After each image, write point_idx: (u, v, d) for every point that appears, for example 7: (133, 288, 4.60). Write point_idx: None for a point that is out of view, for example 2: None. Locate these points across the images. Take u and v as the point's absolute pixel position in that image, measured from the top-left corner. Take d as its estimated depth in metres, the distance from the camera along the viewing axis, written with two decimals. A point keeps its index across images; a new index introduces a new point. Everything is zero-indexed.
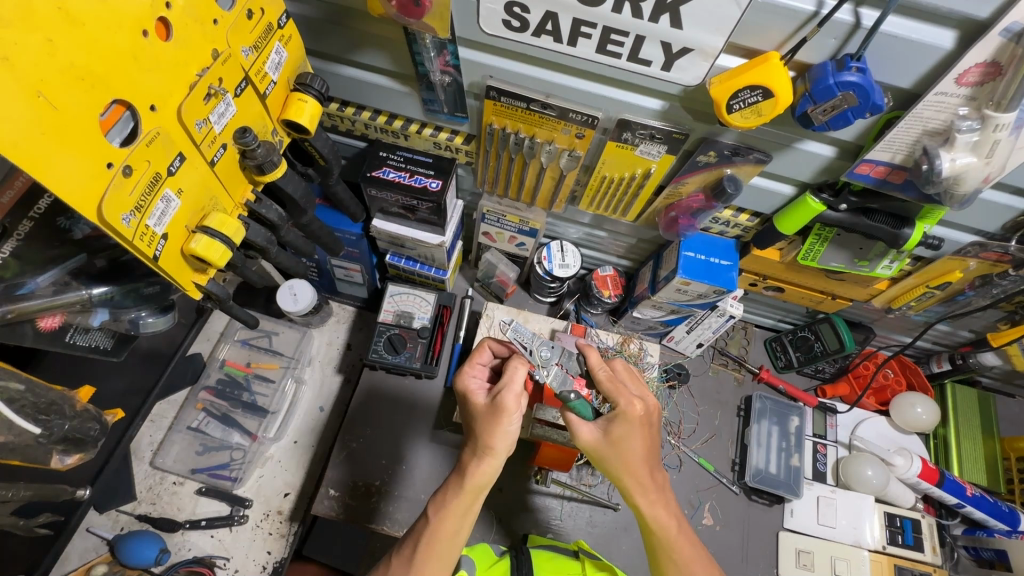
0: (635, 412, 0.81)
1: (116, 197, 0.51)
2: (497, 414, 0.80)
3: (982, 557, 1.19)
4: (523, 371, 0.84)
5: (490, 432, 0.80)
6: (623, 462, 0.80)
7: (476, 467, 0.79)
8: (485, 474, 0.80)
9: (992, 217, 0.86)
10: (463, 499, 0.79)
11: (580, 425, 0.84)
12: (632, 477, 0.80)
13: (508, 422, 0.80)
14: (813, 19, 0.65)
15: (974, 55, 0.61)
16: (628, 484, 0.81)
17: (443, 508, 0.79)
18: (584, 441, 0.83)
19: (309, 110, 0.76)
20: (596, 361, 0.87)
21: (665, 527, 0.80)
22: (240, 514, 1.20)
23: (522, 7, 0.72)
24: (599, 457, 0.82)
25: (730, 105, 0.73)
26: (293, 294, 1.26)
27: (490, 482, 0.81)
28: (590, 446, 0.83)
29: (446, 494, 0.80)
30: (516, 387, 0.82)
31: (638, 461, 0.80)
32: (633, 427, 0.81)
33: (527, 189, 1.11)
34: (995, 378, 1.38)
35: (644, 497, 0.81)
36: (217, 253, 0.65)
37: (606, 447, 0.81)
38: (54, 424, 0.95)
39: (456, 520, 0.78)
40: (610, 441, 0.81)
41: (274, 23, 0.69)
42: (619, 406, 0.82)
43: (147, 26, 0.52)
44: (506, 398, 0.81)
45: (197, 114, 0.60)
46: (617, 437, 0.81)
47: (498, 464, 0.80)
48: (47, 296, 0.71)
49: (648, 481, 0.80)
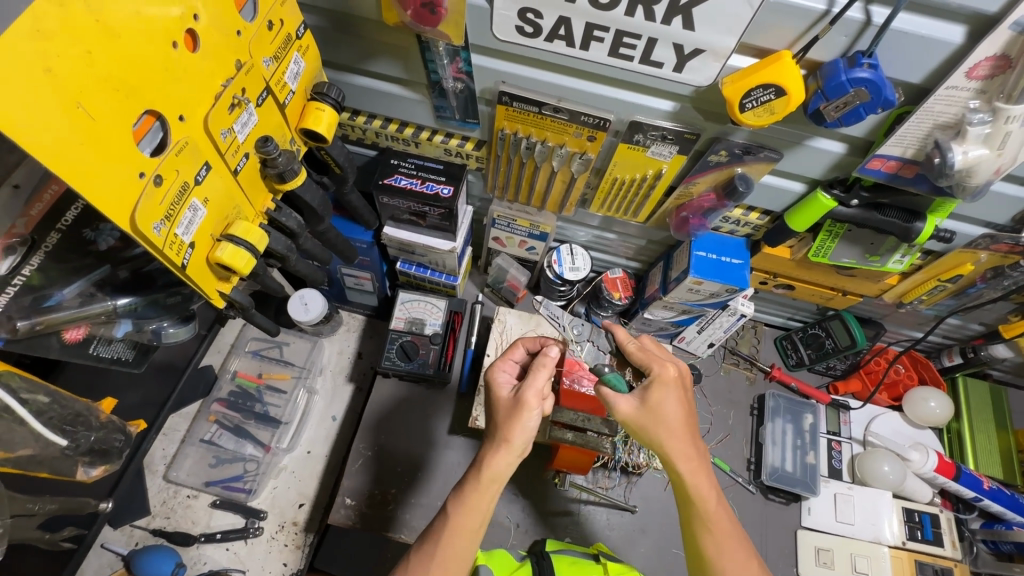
0: (670, 376, 0.83)
1: (148, 207, 0.52)
2: (519, 409, 0.82)
3: (1002, 550, 1.20)
4: (547, 370, 0.84)
5: (511, 425, 0.80)
6: (666, 429, 0.80)
7: (491, 460, 0.79)
8: (501, 467, 0.79)
9: (1003, 209, 0.86)
10: (480, 493, 0.79)
11: (617, 397, 0.83)
12: (674, 446, 0.80)
13: (528, 416, 0.81)
14: (824, 18, 0.66)
15: (984, 48, 0.62)
16: (670, 453, 0.80)
17: (462, 504, 0.78)
18: (624, 413, 0.83)
19: (327, 119, 0.77)
20: (624, 336, 0.91)
21: (706, 498, 0.79)
22: (256, 526, 1.20)
23: (536, 13, 0.73)
24: (639, 427, 0.82)
25: (742, 105, 0.74)
26: (305, 303, 1.27)
27: (506, 475, 0.80)
28: (630, 417, 0.82)
29: (463, 488, 0.80)
30: (539, 385, 0.83)
31: (680, 427, 0.80)
32: (670, 389, 0.82)
33: (537, 194, 1.12)
34: (1007, 370, 1.38)
35: (685, 467, 0.80)
36: (243, 261, 0.66)
37: (647, 415, 0.81)
38: (81, 435, 0.95)
39: (474, 515, 0.78)
40: (649, 408, 0.81)
41: (292, 34, 0.71)
42: (654, 372, 0.84)
43: (177, 37, 0.52)
44: (529, 394, 0.82)
45: (222, 124, 0.61)
46: (657, 402, 0.81)
47: (513, 457, 0.80)
48: (75, 307, 0.72)
49: (690, 450, 0.80)
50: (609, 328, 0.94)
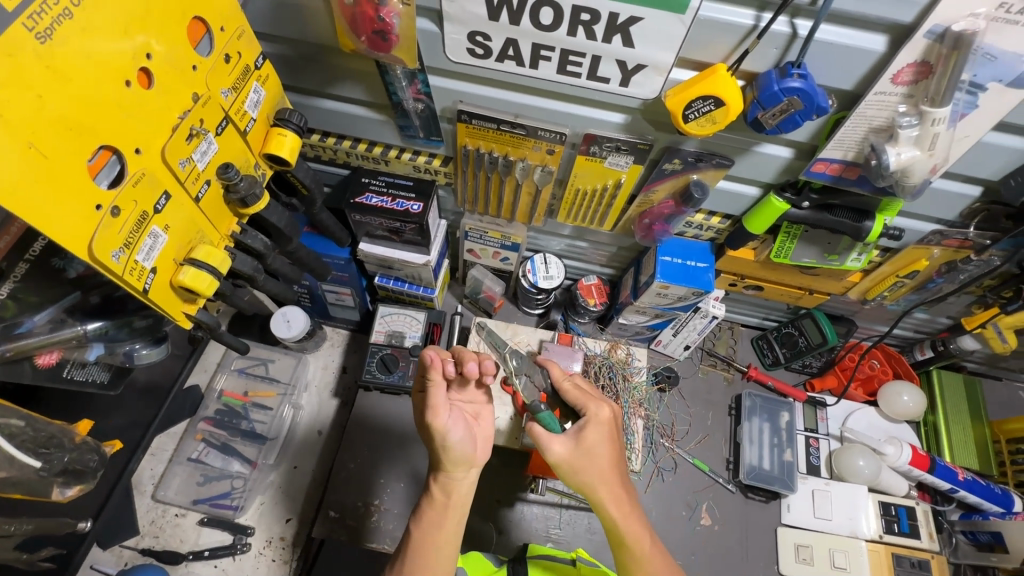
0: (605, 417, 0.87)
1: (106, 237, 0.55)
2: (430, 432, 0.82)
3: (980, 540, 1.20)
4: (441, 390, 0.82)
5: (434, 449, 0.83)
6: (599, 471, 0.84)
7: (444, 479, 0.85)
8: (457, 486, 0.85)
9: (949, 205, 0.89)
10: (442, 512, 0.84)
11: (551, 438, 0.85)
12: (606, 488, 0.84)
13: (441, 440, 0.82)
14: (753, 32, 0.69)
15: (905, 55, 0.66)
16: (602, 495, 0.84)
17: (423, 527, 0.83)
18: (558, 456, 0.85)
19: (289, 143, 0.81)
20: (559, 374, 0.93)
21: (639, 540, 0.83)
22: (243, 543, 1.21)
23: (483, 36, 0.76)
24: (572, 469, 0.85)
25: (686, 115, 0.77)
26: (287, 320, 1.29)
27: (465, 490, 0.86)
28: (564, 460, 0.84)
29: (421, 509, 0.86)
30: (438, 403, 0.82)
31: (611, 470, 0.85)
32: (604, 432, 0.86)
33: (506, 206, 1.15)
34: (980, 362, 1.41)
35: (616, 508, 0.84)
36: (205, 283, 0.69)
37: (580, 458, 0.84)
38: (54, 456, 0.97)
39: (440, 533, 0.82)
40: (583, 450, 0.84)
41: (251, 64, 0.74)
42: (588, 413, 0.87)
43: (130, 76, 0.56)
44: (433, 417, 0.81)
45: (180, 154, 0.64)
46: (591, 445, 0.85)
47: (464, 471, 0.85)
48: (44, 334, 0.75)
49: (620, 491, 0.85)
50: (544, 366, 0.95)
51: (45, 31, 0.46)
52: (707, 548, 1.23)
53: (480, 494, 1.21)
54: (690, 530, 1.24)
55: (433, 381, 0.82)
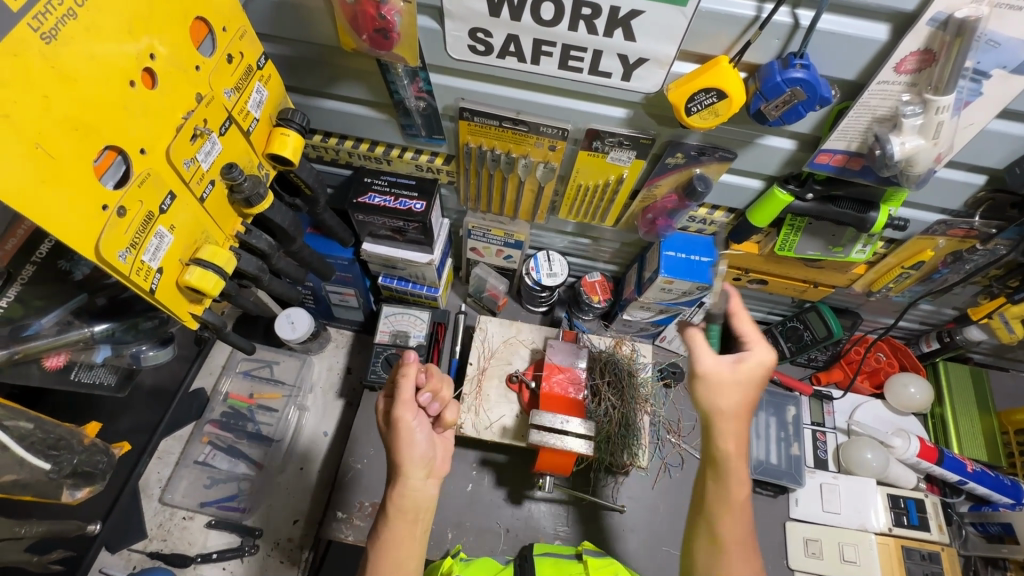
0: (760, 350, 0.85)
1: (113, 236, 0.55)
2: (396, 427, 0.86)
3: (990, 532, 1.19)
4: (408, 381, 0.86)
5: (395, 448, 0.86)
6: (736, 402, 0.83)
7: (398, 490, 0.86)
8: (408, 495, 0.86)
9: (954, 195, 0.89)
10: (399, 523, 0.84)
11: (704, 357, 0.84)
12: (737, 425, 0.83)
13: (406, 434, 0.86)
14: (755, 23, 0.69)
15: (908, 43, 0.65)
16: (727, 430, 0.83)
17: (378, 541, 0.83)
18: (706, 369, 0.84)
19: (292, 143, 0.81)
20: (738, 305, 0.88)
21: (740, 480, 0.84)
22: (251, 545, 1.21)
23: (484, 32, 0.76)
24: (707, 387, 0.84)
25: (688, 108, 0.76)
26: (291, 322, 1.29)
27: (420, 498, 0.86)
28: (708, 376, 0.84)
29: (377, 524, 0.86)
30: (405, 397, 0.86)
31: (744, 409, 0.84)
32: (753, 369, 0.84)
33: (509, 204, 1.15)
34: (987, 353, 1.40)
35: (736, 448, 0.84)
36: (211, 282, 0.69)
37: (723, 381, 0.83)
38: (63, 459, 0.97)
39: (400, 547, 0.83)
40: (728, 377, 0.83)
41: (253, 65, 0.74)
42: (754, 346, 0.85)
43: (134, 76, 0.56)
44: (399, 412, 0.86)
45: (184, 154, 0.64)
46: (741, 376, 0.83)
47: (415, 478, 0.86)
48: (52, 335, 0.75)
49: (744, 434, 0.84)
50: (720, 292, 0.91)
51: (49, 32, 0.47)
52: None
53: (487, 492, 1.21)
54: None
55: (404, 375, 0.87)
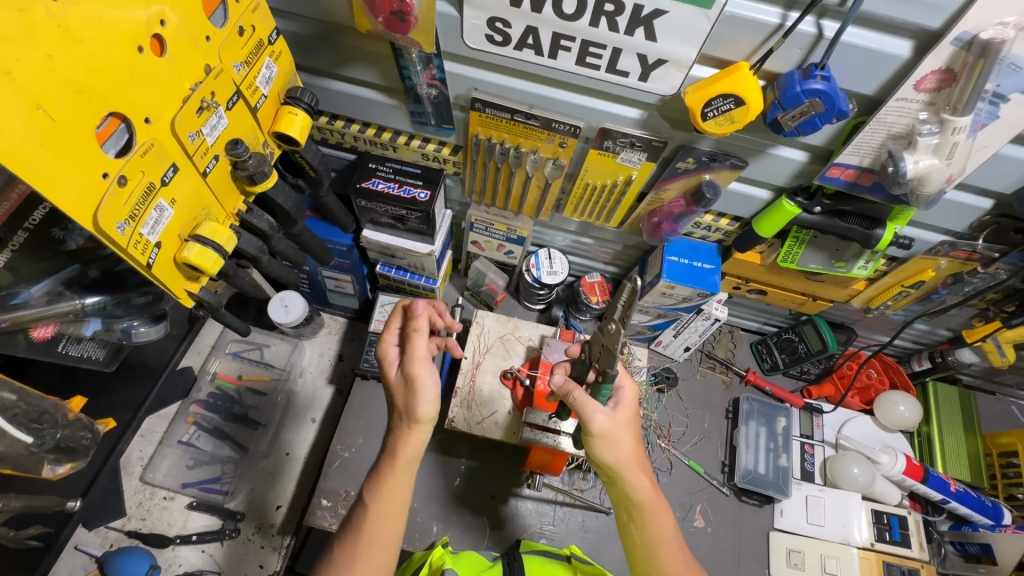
0: (628, 393, 0.86)
1: (112, 206, 0.53)
2: (414, 383, 0.82)
3: (968, 551, 1.21)
4: (422, 336, 0.84)
5: (416, 403, 0.81)
6: (631, 443, 0.84)
7: (404, 441, 0.82)
8: (412, 447, 0.82)
9: (959, 217, 0.90)
10: (395, 474, 0.81)
11: (596, 412, 0.81)
12: (639, 462, 0.84)
13: (427, 390, 0.82)
14: (778, 31, 0.68)
15: (930, 62, 0.65)
16: (634, 469, 0.83)
17: (378, 488, 0.81)
18: (599, 426, 0.81)
19: (299, 123, 0.79)
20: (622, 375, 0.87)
21: (660, 512, 0.84)
22: (232, 528, 1.20)
23: (503, 22, 0.75)
24: (606, 442, 0.82)
25: (705, 113, 0.76)
26: (285, 305, 1.27)
27: (420, 451, 0.83)
28: (604, 433, 0.82)
29: (379, 471, 0.82)
30: (420, 355, 0.83)
31: (640, 447, 0.85)
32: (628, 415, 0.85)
33: (514, 199, 1.14)
34: (975, 375, 1.42)
35: (648, 482, 0.84)
36: (210, 261, 0.67)
37: (617, 429, 0.83)
38: (46, 433, 0.95)
39: (392, 499, 0.80)
40: (618, 423, 0.83)
41: (264, 39, 0.72)
42: (621, 388, 0.86)
43: (142, 42, 0.54)
44: (416, 367, 0.82)
45: (190, 127, 0.62)
46: (624, 421, 0.83)
47: (423, 434, 0.83)
48: (41, 306, 0.73)
49: (648, 467, 0.85)
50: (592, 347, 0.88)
51: None
52: (699, 550, 1.23)
53: (475, 487, 1.21)
54: (683, 531, 1.24)
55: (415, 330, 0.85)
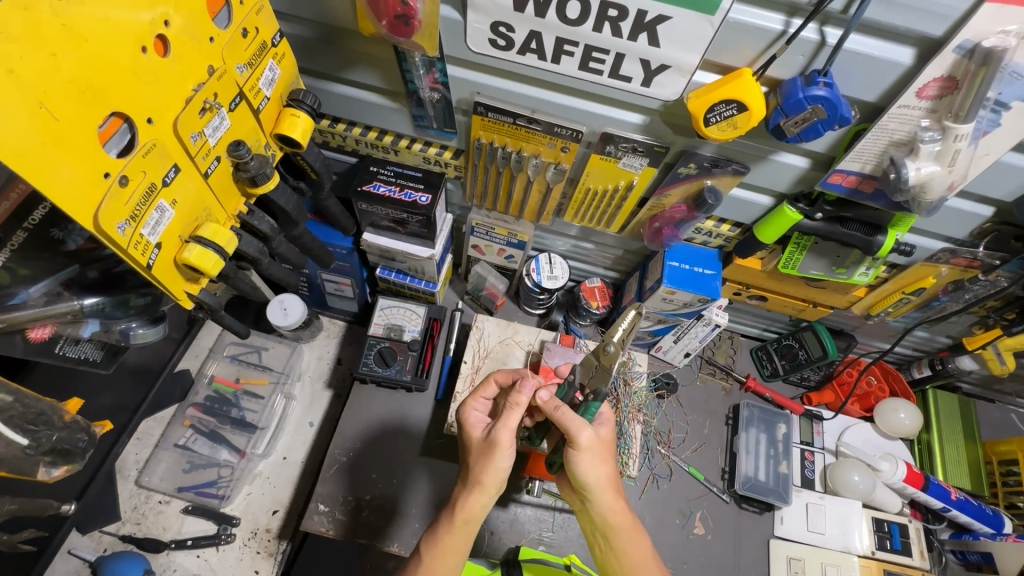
0: (610, 418, 0.87)
1: (113, 206, 0.53)
2: (492, 449, 0.79)
3: (969, 560, 1.21)
4: (520, 410, 0.80)
5: (483, 469, 0.79)
6: (609, 463, 0.83)
7: (464, 502, 0.80)
8: (469, 510, 0.80)
9: (960, 224, 0.90)
10: (450, 535, 0.79)
11: (580, 429, 0.79)
12: (615, 482, 0.83)
13: (501, 458, 0.79)
14: (781, 37, 0.69)
15: (932, 69, 0.65)
16: (612, 488, 0.83)
17: (434, 547, 0.80)
18: (584, 440, 0.79)
19: (301, 125, 0.79)
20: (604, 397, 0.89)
21: (635, 532, 0.84)
22: (228, 533, 1.19)
23: (507, 26, 0.75)
24: (589, 457, 0.80)
25: (707, 118, 0.76)
26: (284, 308, 1.27)
27: (479, 514, 0.80)
28: (587, 448, 0.80)
29: (437, 528, 0.81)
30: (511, 423, 0.80)
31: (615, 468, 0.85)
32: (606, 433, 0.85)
33: (515, 203, 1.14)
34: (975, 382, 1.42)
35: (621, 502, 0.84)
36: (211, 262, 0.66)
37: (598, 447, 0.81)
38: (42, 435, 0.94)
39: (446, 560, 0.79)
40: (601, 440, 0.81)
41: (268, 41, 0.72)
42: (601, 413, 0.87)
43: (146, 42, 0.54)
44: (501, 434, 0.79)
45: (192, 127, 0.62)
46: (604, 440, 0.83)
47: (486, 498, 0.80)
48: (39, 307, 0.72)
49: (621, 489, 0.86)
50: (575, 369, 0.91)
51: None
52: (698, 558, 1.22)
53: None
54: (683, 538, 1.23)
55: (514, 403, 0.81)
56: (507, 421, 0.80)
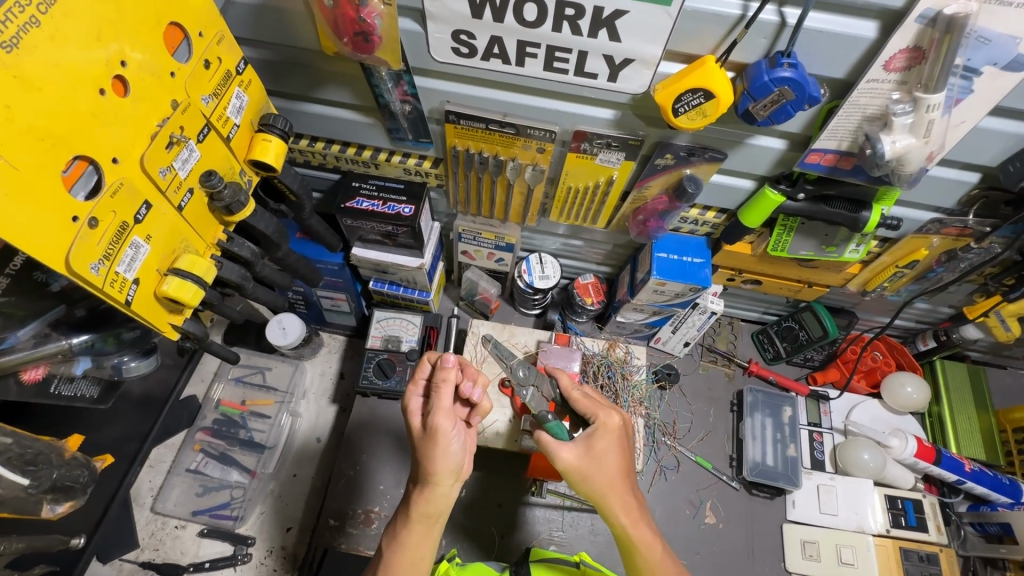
0: (616, 423, 0.84)
1: (84, 248, 0.54)
2: (433, 436, 0.80)
3: (988, 532, 1.17)
4: (449, 386, 0.81)
5: (431, 459, 0.79)
6: (608, 479, 0.80)
7: (425, 495, 0.80)
8: (435, 501, 0.81)
9: (946, 194, 0.88)
10: (413, 528, 0.81)
11: (558, 446, 0.81)
12: (617, 497, 0.80)
13: (445, 442, 0.80)
14: (741, 22, 0.68)
15: (896, 41, 0.64)
16: (612, 503, 0.80)
17: (396, 543, 0.81)
18: (566, 463, 0.81)
19: (274, 149, 0.80)
20: (568, 382, 0.90)
21: (651, 546, 0.79)
22: (244, 553, 1.20)
23: (468, 34, 0.75)
24: (586, 467, 0.80)
25: (675, 109, 0.75)
26: (282, 327, 1.28)
27: (443, 506, 0.82)
28: (573, 467, 0.81)
29: (397, 525, 0.83)
30: (445, 405, 0.81)
31: (619, 478, 0.80)
32: (614, 438, 0.82)
33: (499, 206, 1.14)
34: (984, 350, 1.39)
35: (627, 517, 0.80)
36: (189, 292, 0.68)
37: (589, 463, 0.81)
38: (43, 473, 0.97)
39: (413, 553, 0.80)
40: (592, 456, 0.81)
41: (232, 70, 0.73)
42: (597, 420, 0.84)
43: (104, 84, 0.55)
44: (440, 421, 0.80)
45: (160, 162, 0.63)
46: (600, 452, 0.81)
47: (450, 486, 0.81)
48: (29, 348, 0.75)
49: (629, 499, 0.80)
50: (552, 373, 0.92)
51: (12, 40, 0.45)
52: (711, 547, 1.21)
53: (482, 498, 1.20)
54: (694, 528, 1.23)
55: (444, 380, 0.82)
56: (441, 400, 0.81)
